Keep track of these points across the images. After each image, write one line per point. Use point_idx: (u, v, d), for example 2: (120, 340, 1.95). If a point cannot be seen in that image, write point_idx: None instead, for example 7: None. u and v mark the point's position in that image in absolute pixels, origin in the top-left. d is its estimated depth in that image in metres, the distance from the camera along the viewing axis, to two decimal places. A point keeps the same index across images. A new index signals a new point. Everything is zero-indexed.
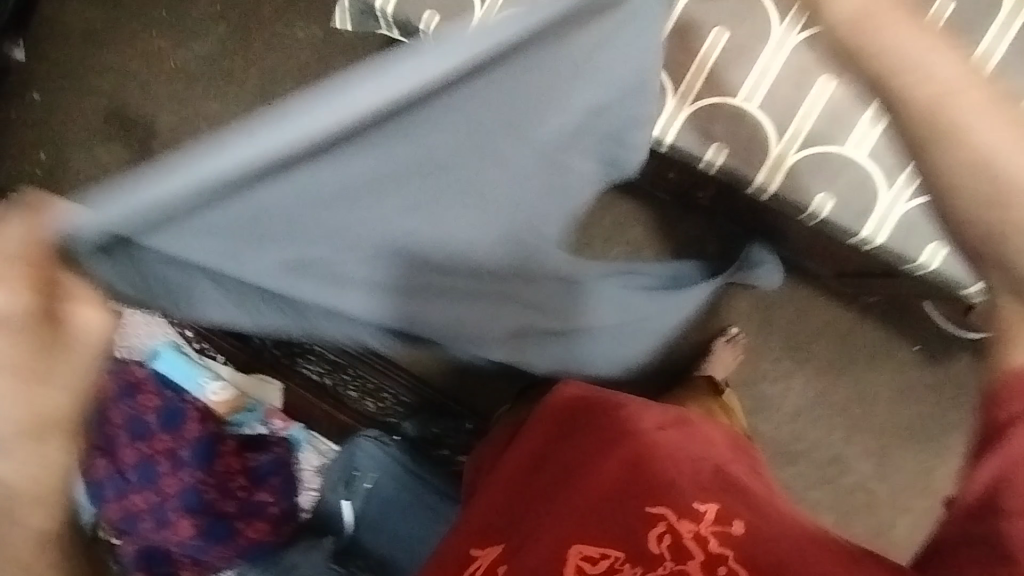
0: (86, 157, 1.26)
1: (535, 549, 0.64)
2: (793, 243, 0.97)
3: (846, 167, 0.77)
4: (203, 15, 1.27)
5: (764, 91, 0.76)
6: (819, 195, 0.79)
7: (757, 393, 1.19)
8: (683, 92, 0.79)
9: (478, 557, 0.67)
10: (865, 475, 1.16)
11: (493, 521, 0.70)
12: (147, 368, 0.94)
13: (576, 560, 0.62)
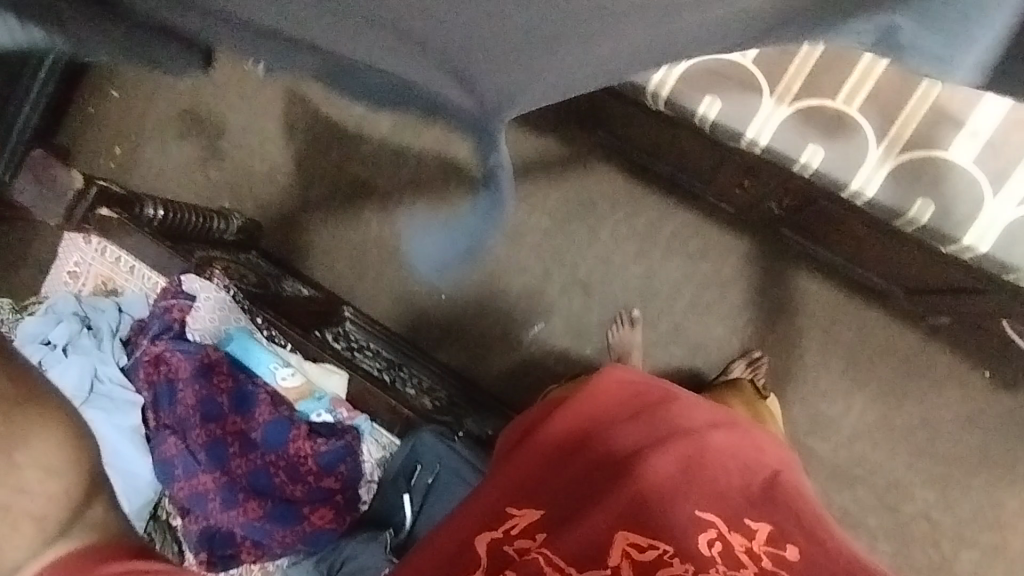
0: (145, 147, 1.25)
1: (580, 527, 0.63)
2: (859, 254, 0.95)
3: (946, 178, 0.69)
4: None
5: (864, 93, 0.69)
6: (918, 201, 0.70)
7: (815, 412, 1.16)
8: (779, 91, 0.71)
9: (515, 515, 0.67)
10: (928, 504, 1.12)
11: (536, 487, 0.69)
12: (219, 351, 1.00)
13: (622, 545, 0.61)
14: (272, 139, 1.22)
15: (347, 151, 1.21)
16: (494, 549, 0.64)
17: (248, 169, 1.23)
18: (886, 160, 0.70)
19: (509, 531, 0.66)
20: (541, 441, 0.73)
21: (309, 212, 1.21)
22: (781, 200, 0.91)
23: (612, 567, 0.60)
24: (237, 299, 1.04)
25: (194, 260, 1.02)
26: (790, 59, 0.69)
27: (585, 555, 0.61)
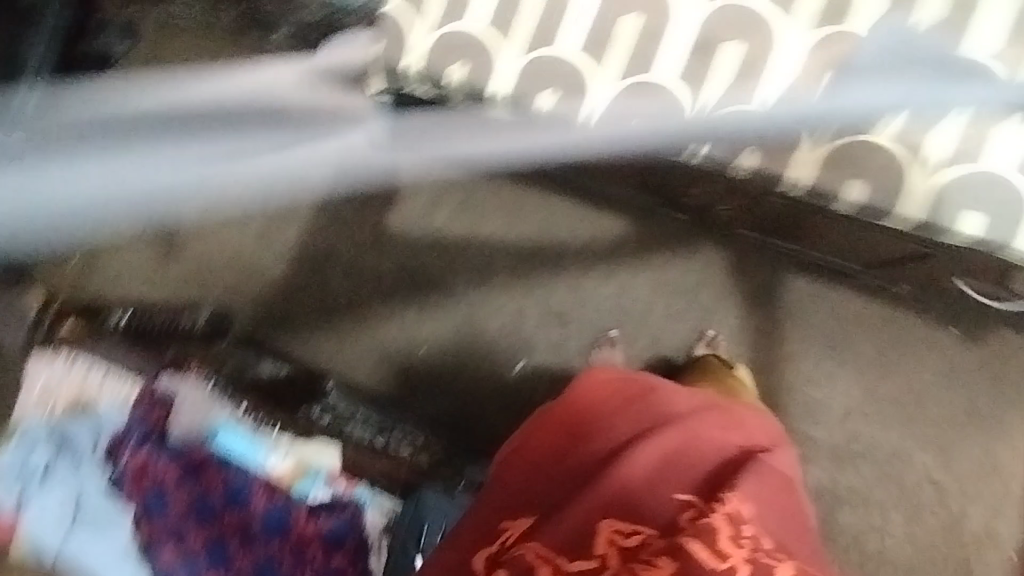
0: (97, 255, 1.24)
1: (564, 522, 0.64)
2: (807, 241, 1.01)
3: (875, 154, 0.76)
4: None
5: (783, 92, 0.77)
6: (849, 181, 0.77)
7: (804, 398, 1.18)
8: (709, 103, 0.78)
9: (509, 527, 0.67)
10: (930, 467, 1.14)
11: (525, 498, 0.70)
12: (207, 448, 0.98)
13: (608, 533, 0.62)
14: (228, 225, 1.24)
15: (304, 225, 1.23)
16: (490, 563, 0.64)
17: (208, 258, 1.23)
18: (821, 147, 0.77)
19: (503, 543, 0.65)
20: (524, 454, 0.74)
21: (275, 291, 1.21)
22: (728, 203, 0.96)
23: (598, 557, 0.60)
24: (216, 389, 1.04)
25: (170, 359, 1.06)
26: (711, 75, 0.78)
27: (572, 546, 0.62)
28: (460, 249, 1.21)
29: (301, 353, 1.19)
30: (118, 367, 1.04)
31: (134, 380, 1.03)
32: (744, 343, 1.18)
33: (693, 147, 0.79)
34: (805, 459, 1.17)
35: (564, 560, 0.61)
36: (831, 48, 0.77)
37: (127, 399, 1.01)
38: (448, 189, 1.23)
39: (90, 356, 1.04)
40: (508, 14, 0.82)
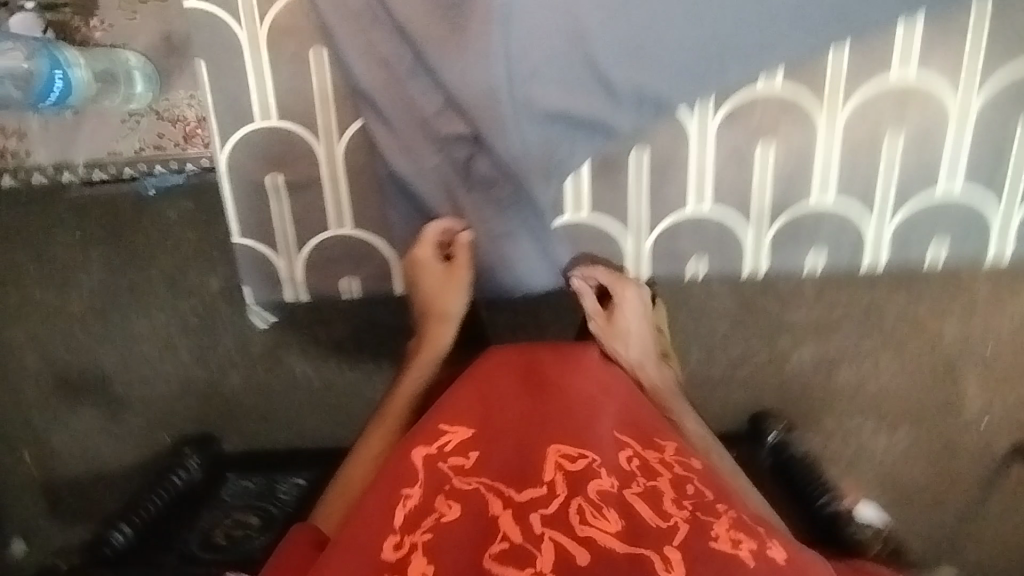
0: (52, 427, 1.34)
1: (518, 454, 0.74)
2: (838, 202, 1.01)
3: (823, 220, 1.03)
4: (68, 255, 1.27)
5: (712, 190, 1.01)
6: (690, 260, 1.06)
7: (777, 290, 1.22)
8: (638, 229, 1.04)
9: (448, 433, 0.77)
10: (904, 308, 1.21)
11: (471, 412, 0.80)
12: (271, 536, 1.14)
13: (555, 457, 0.73)
14: (161, 358, 1.30)
15: (240, 329, 1.28)
16: (428, 462, 0.74)
17: (160, 396, 1.32)
18: (765, 238, 1.04)
19: (443, 447, 0.75)
20: (469, 397, 0.82)
21: (244, 400, 1.31)
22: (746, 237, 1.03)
23: (548, 483, 0.70)
24: (254, 541, 1.14)
25: (201, 522, 1.16)
26: (627, 200, 1.02)
27: (525, 479, 0.71)
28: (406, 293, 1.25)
29: (296, 435, 1.31)
30: (175, 527, 1.17)
31: (196, 527, 1.17)
32: None
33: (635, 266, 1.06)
34: (793, 343, 1.24)
35: (513, 491, 0.69)
36: (730, 131, 0.98)
37: (202, 544, 1.14)
38: None
39: (128, 543, 1.12)
40: (338, 203, 1.04)
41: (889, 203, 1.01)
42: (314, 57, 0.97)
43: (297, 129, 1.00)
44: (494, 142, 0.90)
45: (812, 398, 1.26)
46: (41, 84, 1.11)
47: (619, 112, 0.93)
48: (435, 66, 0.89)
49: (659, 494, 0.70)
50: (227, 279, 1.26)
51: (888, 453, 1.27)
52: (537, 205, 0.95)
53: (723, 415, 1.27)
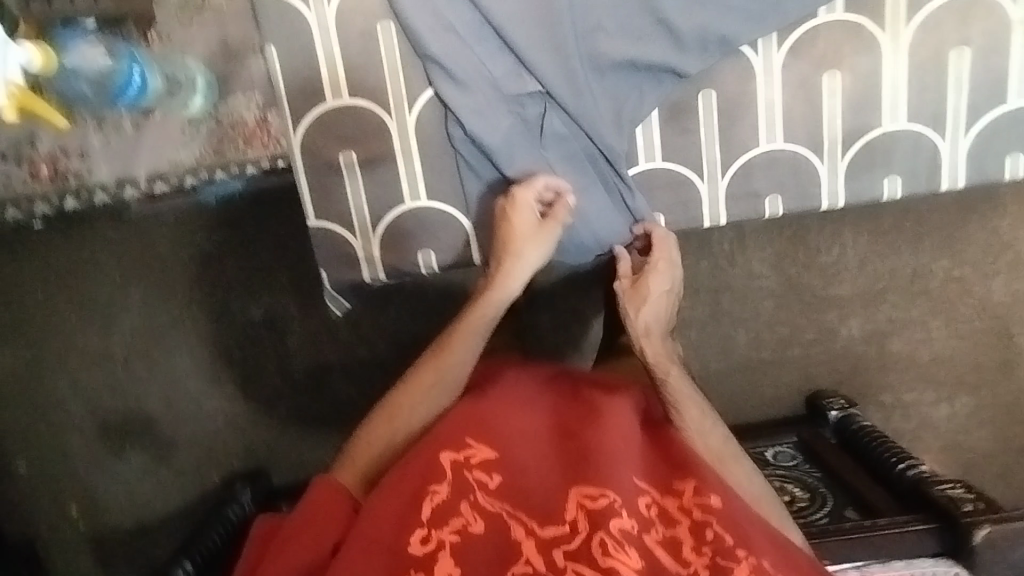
0: (99, 477, 1.32)
1: (539, 487, 0.70)
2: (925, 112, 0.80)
3: (895, 144, 0.81)
4: (106, 299, 1.26)
5: (783, 126, 0.81)
6: (767, 200, 0.84)
7: (819, 266, 1.21)
8: (708, 174, 0.83)
9: (472, 448, 0.72)
10: (948, 270, 1.20)
11: (493, 428, 0.74)
12: None
13: (577, 499, 0.68)
14: (206, 394, 1.29)
15: (283, 356, 1.28)
16: (451, 474, 0.70)
17: (207, 434, 1.30)
18: (840, 169, 0.83)
19: (466, 462, 0.71)
20: (491, 411, 0.77)
21: (291, 429, 1.30)
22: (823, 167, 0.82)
23: (570, 522, 0.67)
24: None
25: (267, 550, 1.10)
26: (696, 147, 0.82)
27: (548, 511, 0.68)
28: (447, 303, 1.25)
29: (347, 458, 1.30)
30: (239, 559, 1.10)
31: None
32: (745, 249, 1.20)
33: (712, 217, 0.85)
34: (841, 318, 1.23)
35: (537, 524, 0.67)
36: (798, 60, 0.78)
37: None
38: None
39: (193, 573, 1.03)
40: (413, 174, 0.82)
41: (959, 117, 0.80)
42: (381, 34, 0.77)
43: (367, 105, 0.79)
44: (563, 97, 0.77)
45: (866, 371, 1.24)
46: (118, 82, 0.86)
47: (685, 54, 0.77)
48: (500, 26, 0.75)
49: (677, 542, 0.68)
50: (267, 306, 1.26)
51: (950, 421, 1.25)
52: (613, 151, 0.80)
53: (777, 398, 1.26)
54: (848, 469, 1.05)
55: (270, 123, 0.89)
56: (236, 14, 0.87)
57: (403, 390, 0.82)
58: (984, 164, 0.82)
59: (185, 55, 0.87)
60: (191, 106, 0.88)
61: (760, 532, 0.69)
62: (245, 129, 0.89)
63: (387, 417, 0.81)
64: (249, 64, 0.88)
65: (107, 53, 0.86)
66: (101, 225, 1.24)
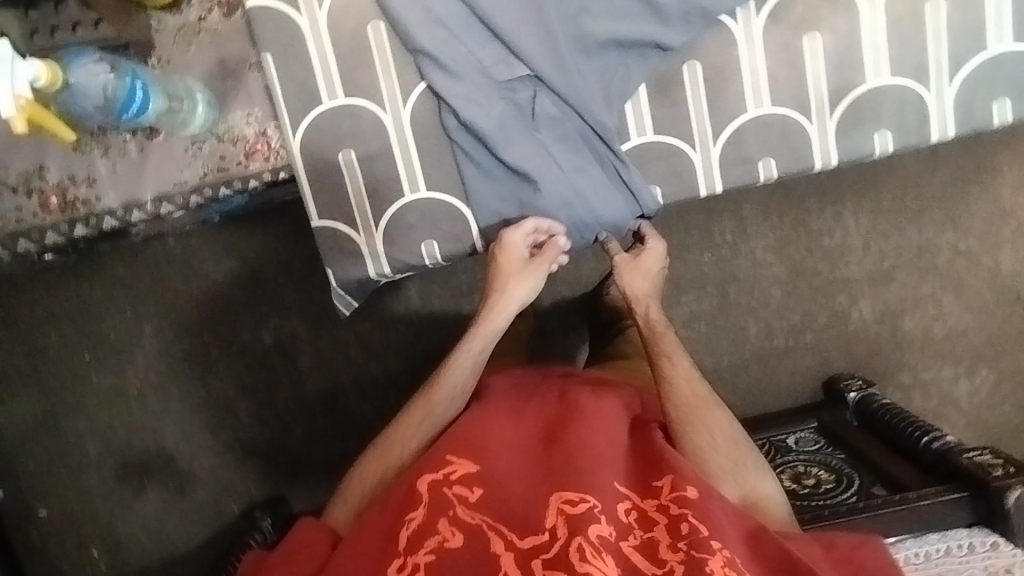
0: (119, 516, 1.31)
1: (518, 498, 0.60)
2: (910, 68, 0.76)
3: (882, 100, 0.77)
4: (119, 336, 1.28)
5: (768, 90, 0.77)
6: (760, 165, 0.80)
7: (823, 249, 1.21)
8: (700, 143, 0.80)
9: (453, 462, 0.63)
10: (953, 243, 1.20)
11: (469, 438, 0.65)
12: None
13: (556, 504, 0.58)
14: (221, 424, 1.29)
15: (296, 380, 1.28)
16: (429, 492, 0.60)
17: (225, 464, 1.30)
18: (829, 131, 0.79)
19: (443, 478, 0.61)
20: (471, 422, 0.68)
21: (308, 453, 1.29)
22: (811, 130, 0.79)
23: (549, 529, 0.57)
24: None
25: None
26: (687, 117, 0.79)
27: (526, 523, 0.58)
28: (455, 315, 1.25)
29: None
30: None
31: None
32: (747, 239, 1.21)
33: (707, 185, 0.81)
34: (851, 299, 1.22)
35: (515, 538, 0.57)
36: (778, 24, 0.75)
37: None
38: (407, 278, 1.25)
39: None
40: (411, 166, 0.79)
41: (943, 67, 0.76)
42: (372, 34, 0.76)
43: (361, 103, 0.77)
44: (551, 80, 0.74)
45: (882, 353, 1.23)
46: (122, 97, 0.74)
47: (668, 29, 0.74)
48: (485, 14, 0.73)
49: (655, 544, 0.57)
50: (278, 332, 1.27)
51: (973, 397, 1.23)
52: (605, 129, 0.76)
53: (794, 386, 1.24)
54: (871, 447, 1.03)
55: (271, 136, 0.83)
56: (232, 32, 0.82)
57: (396, 425, 0.73)
58: (977, 116, 0.78)
59: (183, 76, 0.82)
60: (190, 124, 0.81)
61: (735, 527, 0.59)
62: (246, 144, 0.83)
63: (380, 453, 0.71)
64: (247, 79, 0.82)
65: (110, 73, 0.74)
66: (111, 263, 1.26)
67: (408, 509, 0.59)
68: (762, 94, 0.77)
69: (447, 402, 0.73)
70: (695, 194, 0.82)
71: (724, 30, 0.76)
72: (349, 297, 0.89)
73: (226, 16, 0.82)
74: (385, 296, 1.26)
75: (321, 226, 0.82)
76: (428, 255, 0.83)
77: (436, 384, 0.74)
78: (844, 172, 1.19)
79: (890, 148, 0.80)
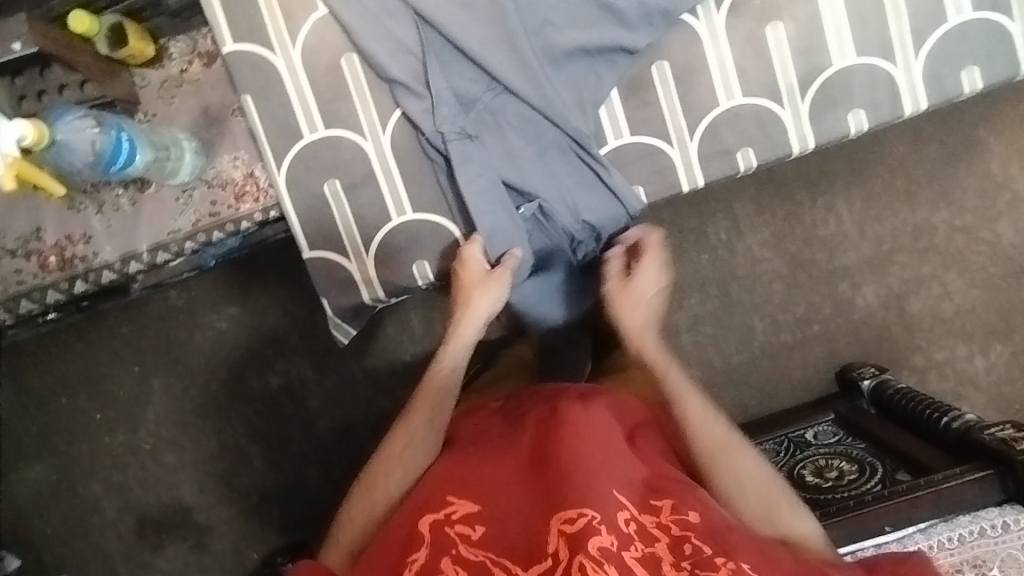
0: None
1: (518, 530, 0.59)
2: (877, 47, 0.77)
3: (851, 80, 0.78)
4: (128, 394, 1.28)
5: (738, 82, 0.78)
6: (739, 155, 0.81)
7: (819, 239, 1.21)
8: (677, 139, 0.80)
9: (454, 497, 0.62)
10: (948, 220, 1.19)
11: (466, 475, 0.64)
12: None
13: (557, 526, 0.57)
14: (236, 472, 1.29)
15: (307, 421, 1.28)
16: (431, 530, 0.59)
17: (242, 514, 1.29)
18: (803, 115, 0.80)
19: (444, 514, 0.60)
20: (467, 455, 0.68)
21: (324, 494, 1.28)
22: (786, 116, 0.79)
23: (552, 554, 0.56)
24: None
25: None
26: (662, 115, 0.80)
27: (529, 551, 0.57)
28: None
29: None
30: None
31: None
32: (742, 236, 1.21)
33: (689, 180, 0.82)
34: (853, 287, 1.21)
35: (519, 569, 0.56)
36: (740, 17, 0.77)
37: None
38: (408, 308, 1.26)
39: None
40: (395, 190, 0.80)
41: (907, 43, 0.77)
42: (346, 67, 0.78)
43: (341, 133, 0.79)
44: (523, 91, 0.75)
45: (892, 337, 1.22)
46: (105, 151, 0.75)
47: (632, 32, 0.76)
48: (452, 34, 0.74)
49: (658, 560, 0.55)
50: (285, 374, 1.27)
51: (991, 373, 1.21)
52: (582, 135, 0.77)
53: (808, 380, 1.23)
54: (889, 433, 1.02)
55: (259, 176, 0.85)
56: (214, 80, 0.85)
57: (382, 459, 0.71)
58: (948, 88, 0.79)
59: (168, 127, 0.85)
60: (179, 173, 0.83)
61: (744, 541, 0.57)
62: (236, 186, 0.85)
63: (370, 486, 0.70)
64: (230, 124, 0.85)
65: (96, 127, 0.75)
66: (117, 321, 1.27)
67: (410, 551, 0.59)
68: (734, 86, 0.78)
69: (430, 427, 0.72)
70: (678, 190, 0.83)
71: (688, 29, 0.78)
72: (348, 325, 0.89)
73: (206, 66, 0.85)
74: (387, 327, 1.26)
75: (315, 258, 0.83)
76: (420, 275, 0.84)
77: (414, 407, 0.73)
78: (830, 161, 1.20)
79: (865, 127, 0.80)
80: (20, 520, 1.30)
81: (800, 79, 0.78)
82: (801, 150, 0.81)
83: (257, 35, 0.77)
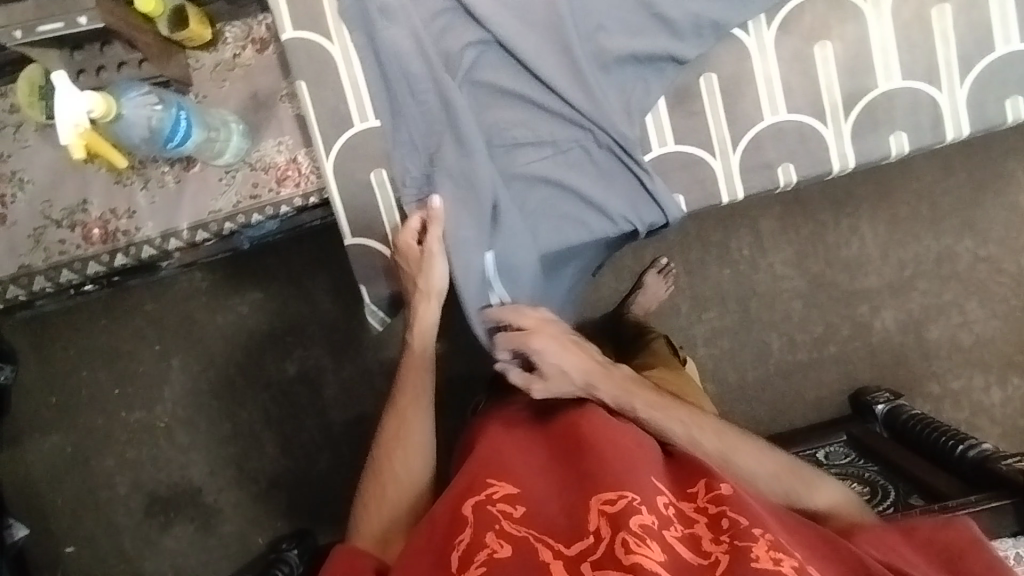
0: (146, 553, 1.31)
1: (560, 511, 0.60)
2: (921, 71, 0.78)
3: (894, 103, 0.79)
4: (147, 372, 1.30)
5: (783, 98, 0.79)
6: (780, 170, 0.82)
7: (842, 261, 1.21)
8: (720, 151, 0.82)
9: (493, 483, 0.62)
10: (972, 249, 1.20)
11: (501, 462, 0.65)
12: None
13: (597, 506, 0.57)
14: (247, 456, 1.30)
15: (321, 409, 1.29)
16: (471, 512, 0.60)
17: (251, 498, 1.30)
18: (845, 135, 0.80)
19: (485, 496, 0.61)
20: (502, 443, 0.69)
21: (333, 483, 1.29)
22: (825, 134, 0.80)
23: (593, 532, 0.56)
24: None
25: None
26: (706, 126, 0.81)
27: (568, 529, 0.57)
28: None
29: None
30: None
31: None
32: (766, 254, 1.21)
33: (728, 190, 0.83)
34: (873, 310, 1.22)
35: (562, 545, 0.56)
36: (788, 36, 0.78)
37: None
38: None
39: None
40: None
41: (952, 68, 0.78)
42: None
43: None
44: (573, 95, 0.77)
45: (909, 363, 1.22)
46: (160, 129, 0.78)
47: (682, 42, 0.77)
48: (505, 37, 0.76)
49: (698, 538, 0.56)
50: (303, 362, 1.29)
51: (1007, 407, 1.21)
52: (627, 141, 0.79)
53: (822, 401, 1.23)
54: (903, 457, 1.02)
55: (302, 162, 0.87)
56: (264, 67, 0.87)
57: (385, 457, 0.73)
58: (989, 116, 0.79)
59: (218, 109, 0.86)
60: (225, 153, 0.84)
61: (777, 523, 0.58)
62: (277, 171, 0.86)
63: (375, 487, 0.72)
64: (278, 110, 0.87)
65: (157, 105, 0.78)
66: (141, 299, 1.29)
67: (455, 533, 0.59)
68: (778, 101, 0.80)
69: (423, 414, 0.74)
70: (716, 201, 0.83)
71: (737, 43, 0.79)
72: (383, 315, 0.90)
73: (259, 52, 0.87)
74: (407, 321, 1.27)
75: (356, 245, 0.84)
76: None
77: (403, 394, 0.75)
78: (858, 184, 1.20)
79: (904, 151, 0.81)
80: (31, 490, 1.31)
81: (841, 99, 0.79)
82: (840, 168, 0.82)
83: (314, 24, 0.79)
